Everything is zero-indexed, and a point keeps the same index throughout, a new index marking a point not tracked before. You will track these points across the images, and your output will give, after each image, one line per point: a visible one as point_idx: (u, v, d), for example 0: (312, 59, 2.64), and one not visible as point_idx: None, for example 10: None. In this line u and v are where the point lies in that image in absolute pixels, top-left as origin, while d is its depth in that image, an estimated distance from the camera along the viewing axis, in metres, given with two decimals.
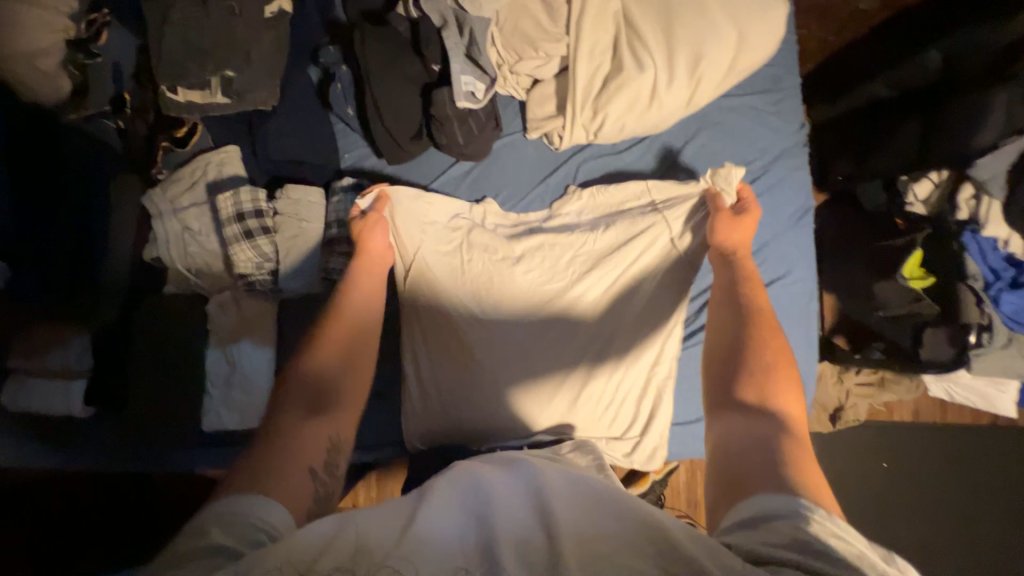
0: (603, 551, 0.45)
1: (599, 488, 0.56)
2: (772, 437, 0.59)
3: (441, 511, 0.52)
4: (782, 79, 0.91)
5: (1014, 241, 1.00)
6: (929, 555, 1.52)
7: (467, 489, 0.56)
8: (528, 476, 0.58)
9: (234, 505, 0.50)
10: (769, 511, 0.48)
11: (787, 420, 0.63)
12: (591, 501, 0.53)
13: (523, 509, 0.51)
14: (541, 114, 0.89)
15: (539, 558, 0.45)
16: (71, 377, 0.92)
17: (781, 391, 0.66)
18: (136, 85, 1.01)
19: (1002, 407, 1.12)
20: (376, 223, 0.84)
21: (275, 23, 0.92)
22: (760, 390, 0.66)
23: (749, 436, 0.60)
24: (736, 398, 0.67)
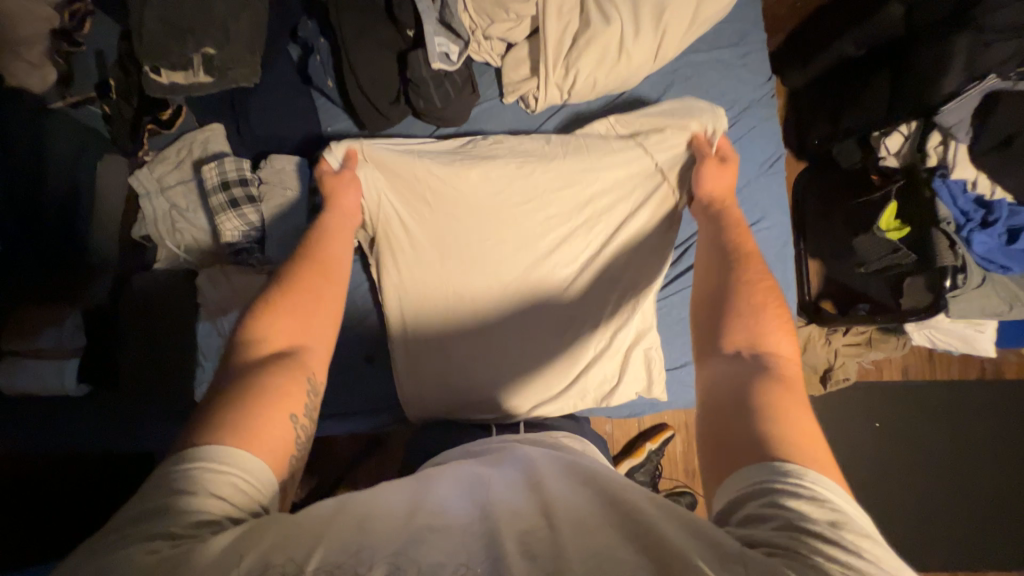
0: (601, 541, 0.44)
1: (585, 469, 0.57)
2: (761, 384, 0.59)
3: (443, 496, 0.52)
4: (748, 34, 0.94)
5: (982, 180, 1.06)
6: (922, 509, 1.55)
7: (468, 477, 0.56)
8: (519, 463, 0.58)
9: (208, 461, 0.49)
10: (753, 481, 0.48)
11: (775, 365, 0.63)
12: (591, 489, 0.52)
13: (522, 495, 0.51)
14: (516, 77, 0.91)
15: (531, 536, 0.45)
16: (64, 355, 0.92)
17: (770, 337, 0.66)
18: (120, 72, 1.00)
19: (983, 348, 1.15)
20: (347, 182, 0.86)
21: (254, 2, 0.94)
22: (748, 335, 0.67)
23: (737, 381, 0.61)
24: (725, 344, 0.68)
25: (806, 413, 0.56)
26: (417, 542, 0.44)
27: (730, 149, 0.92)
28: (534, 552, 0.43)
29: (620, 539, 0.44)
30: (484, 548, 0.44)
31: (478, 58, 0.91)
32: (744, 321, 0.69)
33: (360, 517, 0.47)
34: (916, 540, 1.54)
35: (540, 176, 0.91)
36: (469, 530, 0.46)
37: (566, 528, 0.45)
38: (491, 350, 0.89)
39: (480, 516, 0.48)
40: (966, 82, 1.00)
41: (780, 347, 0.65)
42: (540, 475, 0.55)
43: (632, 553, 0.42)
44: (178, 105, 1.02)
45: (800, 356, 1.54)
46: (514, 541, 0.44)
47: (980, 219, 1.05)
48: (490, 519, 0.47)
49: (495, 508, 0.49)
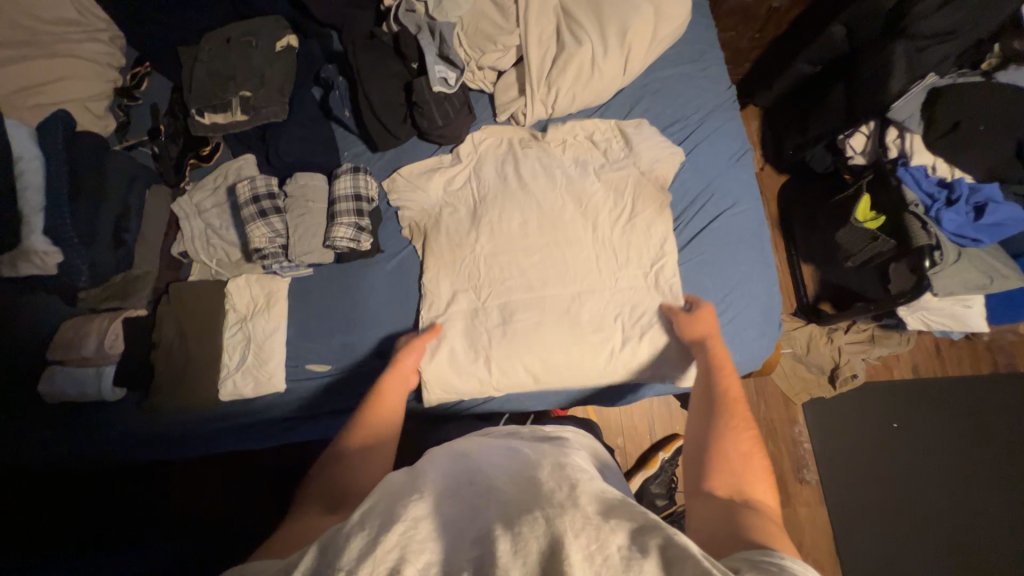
0: (613, 539, 0.50)
1: (572, 470, 0.63)
2: (742, 513, 0.61)
3: (433, 487, 0.61)
4: (705, 52, 1.08)
5: (941, 165, 1.11)
6: (954, 512, 1.50)
7: (450, 475, 0.65)
8: (506, 467, 0.66)
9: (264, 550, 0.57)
10: (752, 558, 0.50)
11: (760, 508, 0.63)
12: (580, 487, 0.59)
13: (510, 494, 0.59)
14: (507, 99, 1.05)
15: (524, 527, 0.52)
16: (102, 361, 1.02)
17: (755, 483, 0.66)
18: (170, 117, 1.20)
19: (975, 324, 1.16)
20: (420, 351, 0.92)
21: (285, 55, 1.13)
22: (729, 481, 0.66)
23: (719, 512, 0.62)
24: (706, 486, 0.67)
25: (784, 540, 0.57)
26: (416, 534, 0.53)
27: (702, 144, 1.03)
28: (527, 547, 0.50)
29: (618, 535, 0.51)
30: (474, 547, 0.52)
31: (473, 85, 1.07)
32: (722, 470, 0.68)
33: (366, 519, 0.55)
34: (953, 547, 1.47)
35: (563, 219, 0.99)
36: (458, 526, 0.55)
37: (568, 519, 0.52)
38: (500, 313, 0.97)
39: (467, 513, 0.57)
40: (911, 81, 1.10)
41: (762, 493, 0.65)
42: (525, 473, 0.63)
43: (643, 555, 0.48)
44: (216, 142, 1.17)
45: (804, 357, 1.56)
46: (506, 532, 0.52)
47: (944, 199, 1.11)
48: (474, 517, 0.56)
49: (481, 507, 0.57)
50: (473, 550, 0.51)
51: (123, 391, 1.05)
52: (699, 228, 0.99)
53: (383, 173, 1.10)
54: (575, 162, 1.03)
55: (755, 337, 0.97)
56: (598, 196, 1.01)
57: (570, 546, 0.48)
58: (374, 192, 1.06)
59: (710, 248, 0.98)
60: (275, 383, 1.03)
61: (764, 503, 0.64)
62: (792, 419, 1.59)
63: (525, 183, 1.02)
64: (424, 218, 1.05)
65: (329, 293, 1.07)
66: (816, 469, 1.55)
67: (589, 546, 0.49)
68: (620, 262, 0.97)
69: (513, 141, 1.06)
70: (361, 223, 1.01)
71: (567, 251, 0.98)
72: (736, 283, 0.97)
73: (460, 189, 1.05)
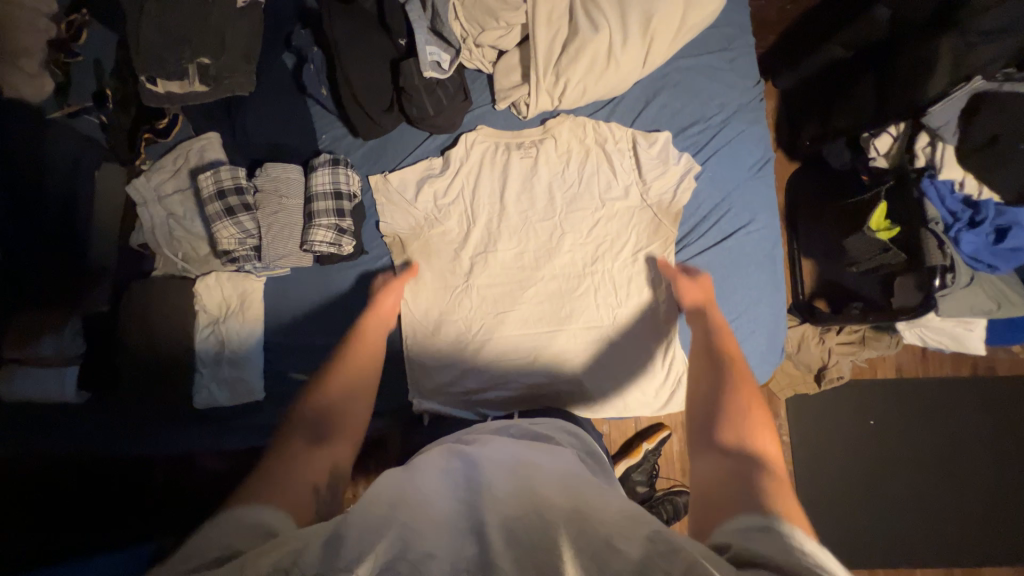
0: (599, 531, 0.47)
1: (581, 474, 0.59)
2: (750, 474, 0.56)
3: (429, 480, 0.58)
4: (736, 39, 0.95)
5: (970, 181, 1.02)
6: (910, 503, 1.60)
7: (449, 466, 0.61)
8: (510, 457, 0.62)
9: (251, 514, 0.50)
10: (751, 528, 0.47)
11: (762, 459, 0.59)
12: (590, 493, 0.54)
13: (512, 488, 0.54)
14: (508, 84, 0.93)
15: (525, 533, 0.48)
16: (65, 362, 0.94)
17: (758, 434, 0.63)
18: (117, 78, 1.03)
19: (972, 345, 1.15)
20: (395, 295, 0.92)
21: (248, 12, 0.96)
22: (738, 428, 0.64)
23: (724, 471, 0.58)
24: (712, 440, 0.64)
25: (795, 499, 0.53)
26: (412, 526, 0.49)
27: (722, 152, 0.93)
28: (520, 542, 0.47)
29: (617, 530, 0.47)
30: (469, 544, 0.47)
31: (470, 65, 0.94)
32: (725, 418, 0.66)
33: (367, 509, 0.51)
34: (903, 532, 1.59)
35: (565, 250, 0.96)
36: (454, 513, 0.52)
37: (559, 517, 0.49)
38: (496, 342, 0.95)
39: (464, 502, 0.53)
40: (953, 84, 1.00)
41: (768, 444, 0.63)
42: (531, 469, 0.58)
43: (633, 548, 0.45)
44: (173, 114, 1.03)
45: (794, 355, 1.56)
46: (504, 533, 0.48)
47: (967, 219, 1.05)
48: (471, 509, 0.52)
49: (478, 495, 0.54)
50: (464, 539, 0.48)
51: (88, 394, 0.97)
52: (707, 246, 0.93)
53: (365, 161, 0.99)
54: (581, 186, 0.96)
55: (755, 364, 0.94)
56: (603, 219, 0.95)
57: (565, 547, 0.45)
58: (356, 187, 0.95)
59: (719, 269, 0.93)
60: (253, 391, 0.98)
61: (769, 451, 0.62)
62: (774, 413, 1.63)
63: (524, 207, 0.97)
64: (415, 224, 0.98)
65: (310, 295, 0.99)
66: (791, 461, 1.61)
67: (581, 544, 0.46)
68: (622, 294, 0.94)
69: (513, 147, 0.97)
70: (342, 224, 0.91)
71: (561, 278, 0.96)
72: (744, 307, 0.92)
73: (454, 204, 0.98)
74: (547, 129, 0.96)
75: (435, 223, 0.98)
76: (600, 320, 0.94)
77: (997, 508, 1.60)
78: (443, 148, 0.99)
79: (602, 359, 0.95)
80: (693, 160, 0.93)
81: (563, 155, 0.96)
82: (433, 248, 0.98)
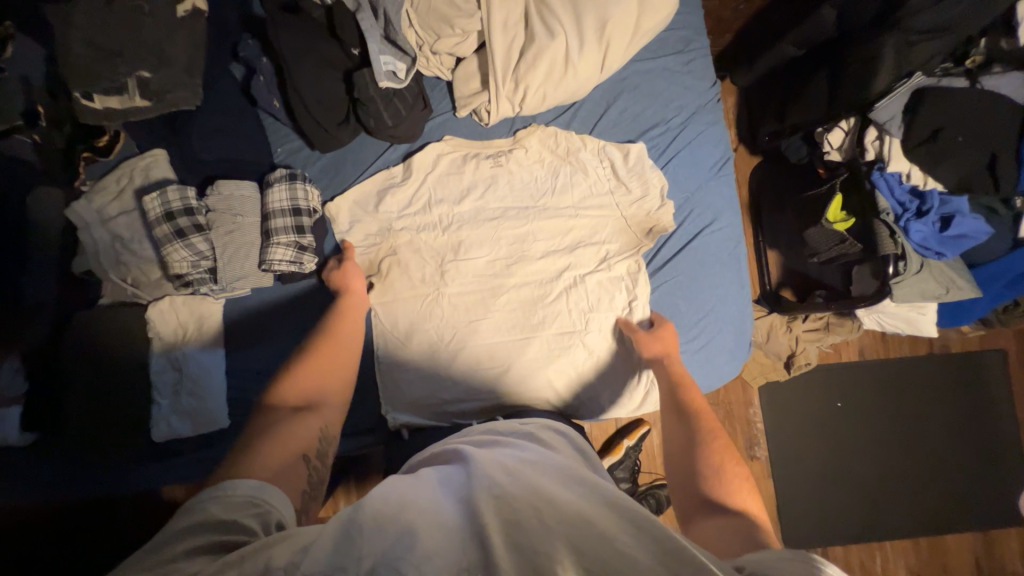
0: (604, 532, 0.43)
1: (580, 471, 0.55)
2: (748, 530, 0.62)
3: (417, 486, 0.52)
4: (691, 41, 0.97)
5: (915, 174, 1.06)
6: (878, 480, 1.68)
7: (443, 471, 0.56)
8: (506, 457, 0.57)
9: (231, 485, 0.54)
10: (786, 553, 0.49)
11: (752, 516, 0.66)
12: (592, 489, 0.50)
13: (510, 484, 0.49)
14: (468, 92, 0.91)
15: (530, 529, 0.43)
16: (5, 403, 0.86)
17: (738, 493, 0.71)
18: (50, 96, 0.97)
19: (926, 328, 1.21)
20: (355, 272, 0.91)
21: (190, 21, 0.91)
22: (722, 490, 0.71)
23: (724, 531, 0.63)
24: (702, 503, 0.70)
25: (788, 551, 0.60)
26: (408, 528, 0.44)
27: (682, 153, 0.94)
28: (524, 545, 0.42)
29: (622, 529, 0.44)
30: (469, 545, 0.42)
31: (428, 72, 0.92)
32: (713, 481, 0.73)
33: (371, 513, 0.46)
34: (874, 508, 1.66)
35: (536, 257, 0.95)
36: (449, 513, 0.46)
37: (560, 515, 0.44)
38: (471, 354, 0.95)
39: (455, 504, 0.47)
40: (897, 80, 1.04)
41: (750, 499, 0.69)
42: (531, 467, 0.54)
43: (644, 555, 0.41)
44: (115, 130, 0.98)
45: (764, 345, 1.61)
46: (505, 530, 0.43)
47: (916, 208, 1.09)
48: (466, 507, 0.46)
49: (471, 495, 0.48)
50: (460, 542, 0.43)
51: (33, 437, 0.90)
52: (674, 247, 0.94)
53: (324, 174, 0.96)
54: (549, 192, 0.95)
55: (726, 359, 0.95)
56: (571, 224, 0.95)
57: (564, 550, 0.41)
58: (316, 202, 0.92)
59: (687, 268, 0.94)
60: (217, 420, 0.93)
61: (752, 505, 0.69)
62: (748, 402, 1.67)
63: (494, 214, 0.96)
64: (382, 238, 0.96)
65: (274, 317, 0.96)
66: (766, 447, 1.66)
67: (586, 547, 0.42)
68: (595, 297, 0.95)
69: (477, 155, 0.96)
70: (302, 241, 0.88)
71: (532, 283, 0.95)
72: (712, 305, 0.94)
73: (420, 213, 0.96)
74: (513, 137, 0.95)
75: (402, 236, 0.96)
76: (574, 324, 0.94)
77: (956, 478, 1.70)
78: (404, 157, 0.97)
79: (578, 362, 0.95)
80: (655, 163, 0.94)
81: (529, 161, 0.95)
82: (402, 261, 0.96)
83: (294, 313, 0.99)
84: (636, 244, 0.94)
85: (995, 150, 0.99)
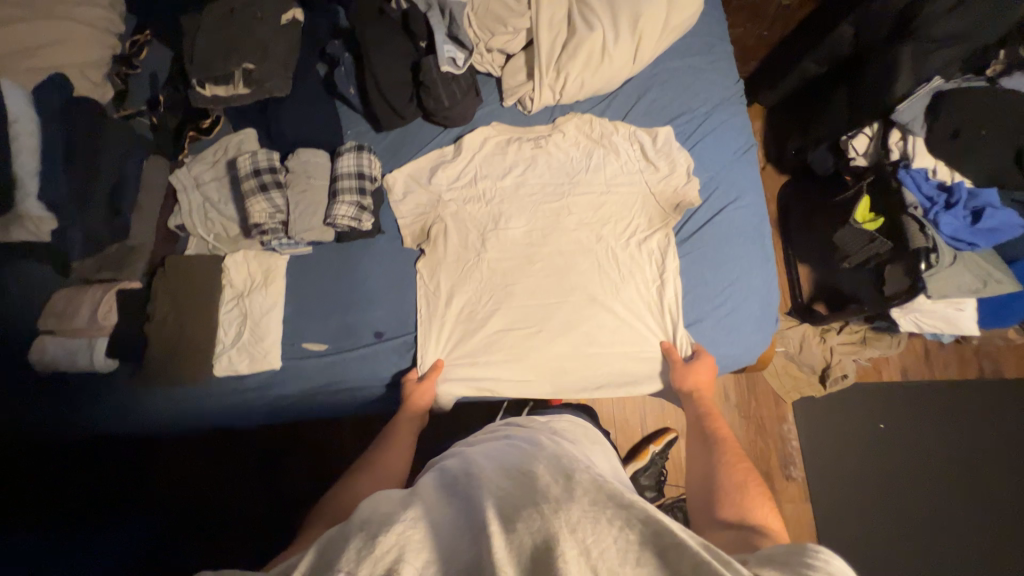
0: (593, 521, 0.48)
1: (573, 467, 0.61)
2: (757, 533, 0.67)
3: (430, 493, 0.60)
4: (715, 46, 1.08)
5: (941, 168, 1.11)
6: (933, 515, 1.54)
7: (446, 478, 0.63)
8: (504, 463, 0.64)
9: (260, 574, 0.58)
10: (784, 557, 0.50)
11: (767, 528, 0.69)
12: (575, 479, 0.56)
13: (504, 490, 0.56)
14: (514, 83, 1.05)
15: (524, 527, 0.49)
16: (94, 333, 1.02)
17: (757, 506, 0.73)
18: (172, 87, 1.18)
19: (966, 326, 1.18)
20: (428, 393, 0.97)
21: (291, 27, 1.11)
22: (735, 506, 0.74)
23: (733, 536, 0.68)
24: (719, 517, 0.75)
25: None
26: (414, 535, 0.51)
27: (708, 138, 1.03)
28: (520, 544, 0.48)
29: (608, 522, 0.49)
30: (472, 545, 0.49)
31: (482, 67, 1.06)
32: (729, 497, 0.77)
33: (364, 523, 0.53)
34: (930, 549, 1.51)
35: (568, 229, 1.03)
36: (461, 521, 0.53)
37: (557, 510, 0.50)
38: (505, 318, 1.02)
39: (465, 511, 0.54)
40: (916, 84, 1.11)
41: (769, 514, 0.72)
42: (526, 468, 0.60)
43: (629, 540, 0.47)
44: (218, 116, 1.15)
45: (796, 356, 1.59)
46: (500, 527, 0.49)
47: (943, 202, 1.11)
48: (474, 513, 0.53)
49: (478, 502, 0.54)
50: (469, 546, 0.49)
51: (115, 363, 1.03)
52: (702, 221, 1.01)
53: (386, 152, 1.10)
54: (587, 173, 1.05)
55: (753, 329, 0.98)
56: (604, 200, 1.04)
57: (564, 540, 0.46)
58: (377, 171, 1.05)
59: (714, 240, 0.99)
60: (270, 359, 1.01)
61: (771, 522, 0.71)
62: (781, 417, 1.61)
63: (532, 191, 1.06)
64: (432, 206, 1.07)
65: (327, 270, 1.05)
66: (803, 467, 1.57)
67: (584, 539, 0.47)
68: (628, 265, 1.01)
69: (520, 138, 1.07)
70: (363, 201, 1.00)
71: (567, 251, 1.02)
72: (737, 276, 0.98)
73: (466, 187, 1.07)
74: (554, 123, 1.06)
75: (448, 206, 1.07)
76: (605, 290, 1.00)
77: None
78: (455, 139, 1.10)
79: (609, 326, 0.99)
80: (683, 146, 1.03)
81: (567, 145, 1.06)
82: (449, 228, 1.05)
83: (352, 362, 1.03)
84: (670, 216, 1.01)
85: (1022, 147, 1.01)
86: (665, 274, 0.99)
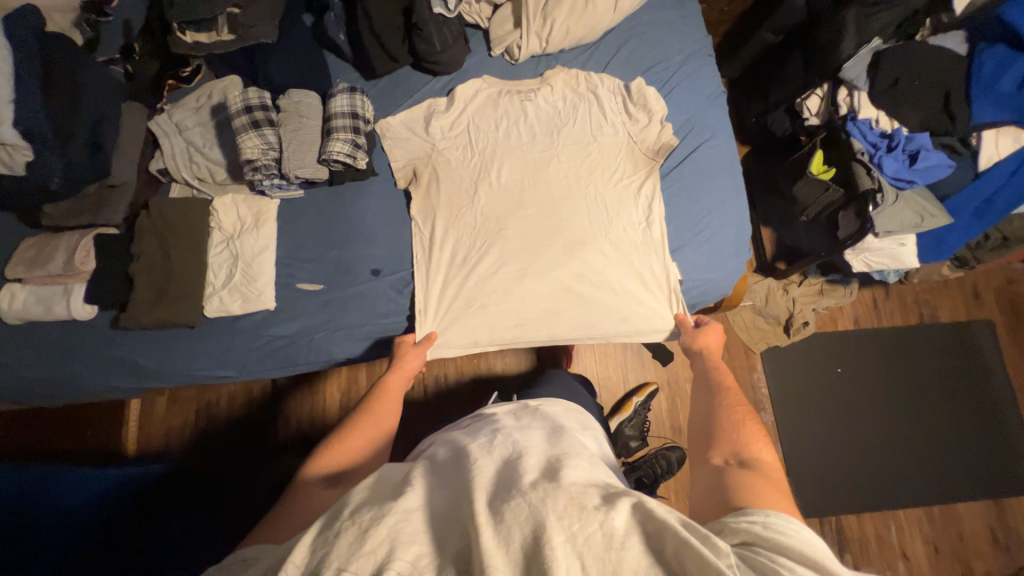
0: (584, 512, 0.43)
1: (571, 457, 0.55)
2: (736, 473, 0.63)
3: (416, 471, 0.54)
4: (685, 3, 1.17)
5: (882, 118, 1.25)
6: (885, 449, 1.69)
7: (432, 461, 0.57)
8: (497, 441, 0.58)
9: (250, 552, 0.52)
10: (773, 525, 0.49)
11: (765, 468, 0.64)
12: (566, 473, 0.50)
13: (494, 477, 0.50)
14: (501, 32, 1.11)
15: (511, 514, 0.43)
16: (70, 280, 0.98)
17: (755, 447, 0.69)
18: (145, 33, 1.14)
19: (908, 261, 1.33)
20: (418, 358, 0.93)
21: None
22: (733, 445, 0.70)
23: (716, 477, 0.64)
24: (710, 454, 0.70)
25: (782, 498, 0.58)
26: (407, 526, 0.44)
27: (682, 84, 1.12)
28: (507, 533, 0.42)
29: (604, 513, 0.43)
30: (455, 537, 0.44)
31: (470, 17, 1.11)
32: (724, 430, 0.73)
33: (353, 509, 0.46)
34: (883, 477, 1.67)
35: (557, 170, 1.09)
36: (450, 506, 0.48)
37: (548, 499, 0.44)
38: (498, 256, 1.05)
39: (457, 496, 0.49)
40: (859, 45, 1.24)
41: (764, 453, 0.68)
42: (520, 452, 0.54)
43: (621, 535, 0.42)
44: (198, 65, 1.14)
45: (762, 309, 1.71)
46: (487, 516, 0.44)
47: (886, 146, 1.24)
48: (462, 500, 0.47)
49: (466, 488, 0.48)
50: (457, 536, 0.44)
51: (96, 309, 1.00)
52: (679, 158, 1.09)
53: (378, 99, 1.13)
54: (573, 119, 1.11)
55: (728, 254, 1.07)
56: (591, 143, 1.10)
57: (551, 527, 0.41)
58: (370, 114, 1.07)
59: (691, 174, 1.08)
60: (264, 298, 1.00)
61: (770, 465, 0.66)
62: (751, 366, 1.73)
63: (521, 136, 1.11)
64: (424, 150, 1.10)
65: (321, 212, 1.06)
66: (772, 412, 1.70)
67: (570, 527, 0.42)
68: (616, 202, 1.07)
69: (508, 86, 1.12)
70: (357, 139, 1.01)
71: (557, 189, 1.07)
72: (712, 207, 1.07)
73: (458, 132, 1.10)
74: (541, 73, 1.13)
75: (440, 151, 1.10)
76: (595, 227, 1.06)
77: (962, 446, 1.72)
78: (446, 88, 1.14)
79: (601, 260, 1.05)
80: (661, 91, 1.11)
81: (554, 92, 1.11)
82: (441, 171, 1.08)
83: (348, 302, 1.03)
84: (652, 154, 1.08)
85: (950, 89, 1.19)
86: (652, 213, 1.06)
